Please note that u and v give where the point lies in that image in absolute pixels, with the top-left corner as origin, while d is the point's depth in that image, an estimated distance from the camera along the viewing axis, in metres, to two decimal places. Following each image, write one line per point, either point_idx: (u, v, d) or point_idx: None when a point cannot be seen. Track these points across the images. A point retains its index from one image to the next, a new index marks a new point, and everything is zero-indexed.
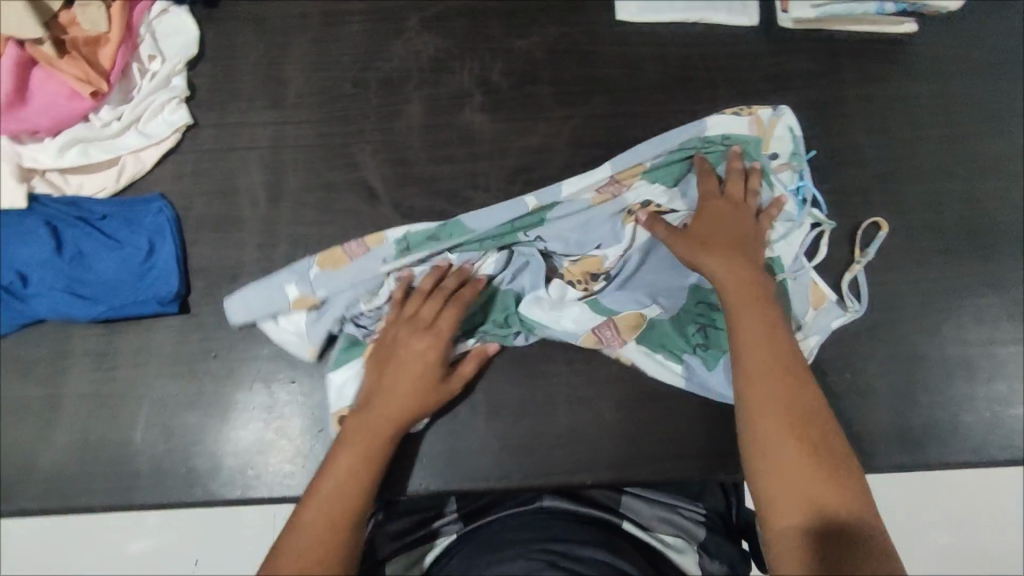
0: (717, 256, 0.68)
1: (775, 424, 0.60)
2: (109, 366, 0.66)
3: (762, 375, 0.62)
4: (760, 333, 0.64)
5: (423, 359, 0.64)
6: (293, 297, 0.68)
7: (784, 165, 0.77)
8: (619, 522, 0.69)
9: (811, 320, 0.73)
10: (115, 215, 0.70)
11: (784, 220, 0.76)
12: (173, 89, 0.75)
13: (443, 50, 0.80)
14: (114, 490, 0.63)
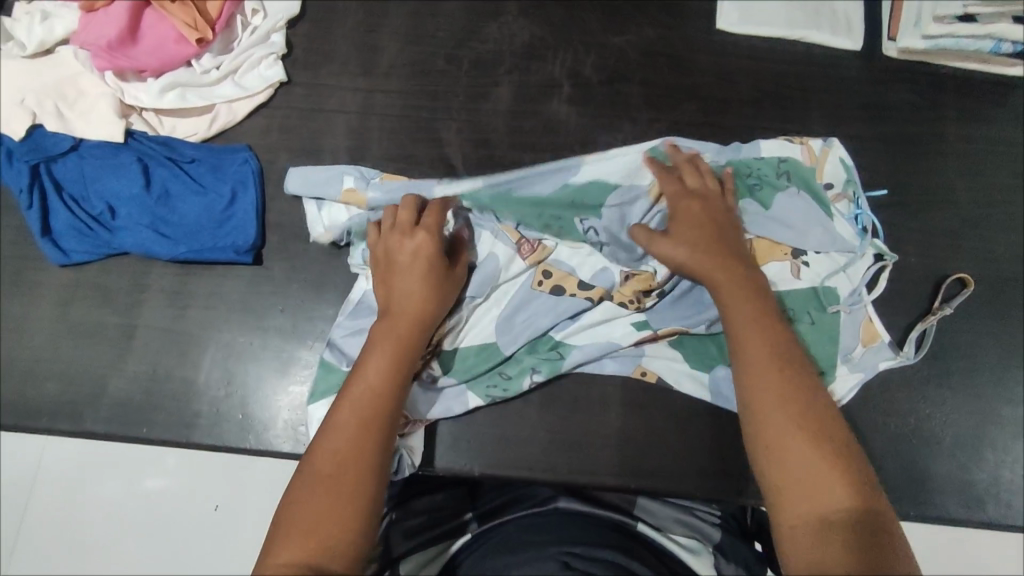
0: (701, 256, 0.63)
1: (772, 406, 0.55)
2: (182, 305, 0.69)
3: (757, 377, 0.56)
4: (754, 334, 0.58)
5: (415, 255, 0.63)
6: (344, 188, 0.69)
7: (841, 194, 0.73)
8: (634, 522, 0.65)
9: (857, 357, 0.69)
10: (203, 160, 0.72)
11: (844, 250, 0.71)
12: (272, 45, 0.76)
13: (537, 37, 0.79)
14: (173, 424, 0.66)
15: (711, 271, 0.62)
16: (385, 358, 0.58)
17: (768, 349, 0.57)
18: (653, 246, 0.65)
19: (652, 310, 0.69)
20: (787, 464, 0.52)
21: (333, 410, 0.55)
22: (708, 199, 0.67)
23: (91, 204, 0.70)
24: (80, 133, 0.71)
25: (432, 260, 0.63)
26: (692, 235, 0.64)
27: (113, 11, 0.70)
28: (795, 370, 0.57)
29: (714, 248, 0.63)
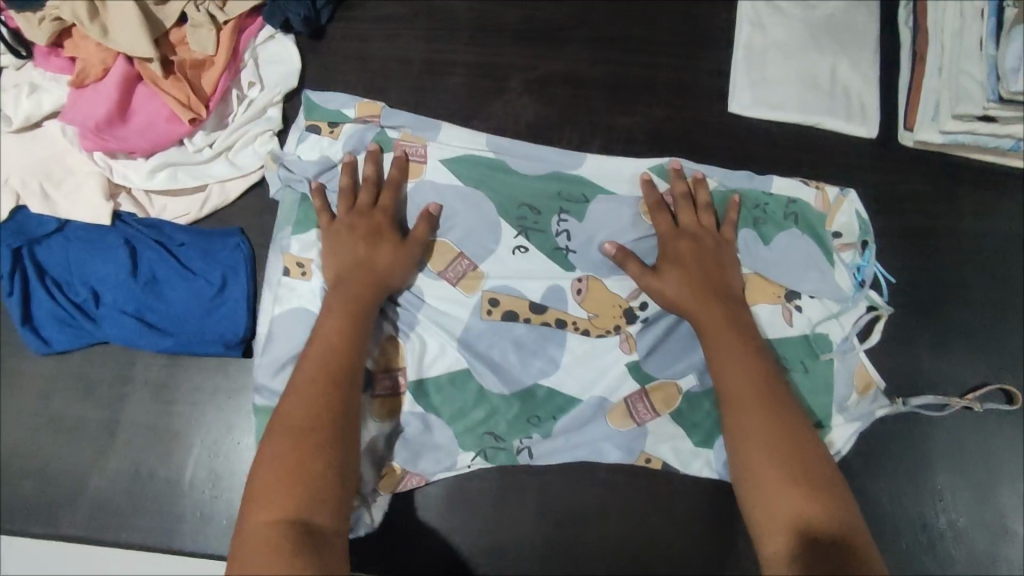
0: (688, 292, 0.63)
1: (754, 431, 0.55)
2: (168, 399, 0.66)
3: (739, 407, 0.56)
4: (730, 356, 0.59)
5: (376, 233, 0.63)
6: (360, 106, 0.72)
7: (847, 245, 0.72)
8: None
9: (853, 405, 0.68)
10: (193, 244, 0.69)
11: (837, 299, 0.70)
12: (268, 121, 0.74)
13: (541, 116, 0.77)
14: (157, 528, 0.63)
15: (695, 305, 0.62)
16: (344, 324, 0.58)
17: (744, 364, 0.59)
18: (646, 284, 0.64)
19: (649, 354, 0.66)
20: (755, 468, 0.53)
21: (299, 380, 0.54)
22: (700, 233, 0.66)
23: (75, 290, 0.67)
24: (65, 215, 0.68)
25: (390, 233, 0.63)
26: (679, 272, 0.63)
27: (104, 89, 0.68)
28: (763, 375, 0.58)
29: (702, 284, 0.63)
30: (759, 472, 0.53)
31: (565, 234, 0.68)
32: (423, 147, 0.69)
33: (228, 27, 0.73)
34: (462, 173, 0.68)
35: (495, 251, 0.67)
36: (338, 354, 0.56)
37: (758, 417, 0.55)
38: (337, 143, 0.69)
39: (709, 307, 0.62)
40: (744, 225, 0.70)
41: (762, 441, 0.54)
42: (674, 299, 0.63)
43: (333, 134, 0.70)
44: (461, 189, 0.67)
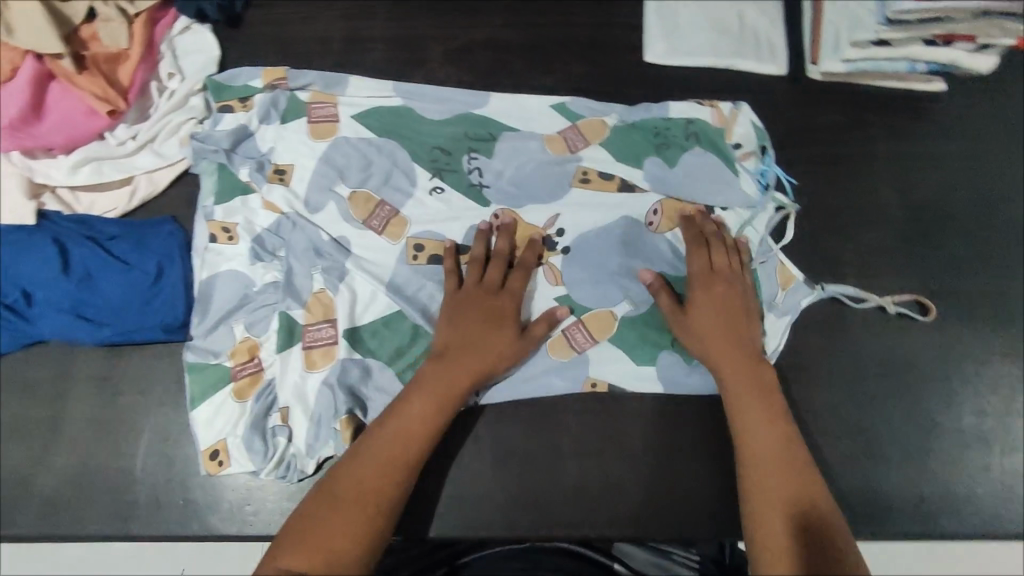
0: (716, 338, 0.66)
1: (773, 478, 0.59)
2: (112, 391, 0.66)
3: (757, 453, 0.61)
4: (755, 411, 0.63)
5: (454, 304, 0.67)
6: (262, 73, 0.75)
7: (747, 153, 0.77)
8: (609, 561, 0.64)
9: (780, 301, 0.73)
10: (124, 236, 0.69)
11: (748, 206, 0.75)
12: (191, 109, 0.74)
13: (465, 83, 0.79)
14: (112, 518, 0.63)
15: (726, 357, 0.66)
16: (424, 408, 0.61)
17: (769, 419, 0.63)
18: (674, 316, 0.68)
19: (573, 284, 0.71)
20: (760, 507, 0.58)
21: (363, 453, 0.59)
22: (732, 280, 0.69)
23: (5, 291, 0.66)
24: None
25: (472, 311, 0.66)
26: (709, 318, 0.67)
27: (16, 88, 0.68)
28: (785, 433, 0.62)
29: (733, 339, 0.66)
30: (763, 510, 0.58)
31: (478, 171, 0.74)
32: (333, 106, 0.75)
33: (140, 19, 0.73)
34: (373, 126, 0.75)
35: (413, 194, 0.73)
36: (409, 432, 0.60)
37: (778, 468, 0.60)
38: (252, 114, 0.73)
39: (739, 357, 0.66)
40: (653, 150, 0.76)
41: (776, 486, 0.59)
42: (703, 342, 0.67)
43: (247, 108, 0.74)
44: (373, 143, 0.74)
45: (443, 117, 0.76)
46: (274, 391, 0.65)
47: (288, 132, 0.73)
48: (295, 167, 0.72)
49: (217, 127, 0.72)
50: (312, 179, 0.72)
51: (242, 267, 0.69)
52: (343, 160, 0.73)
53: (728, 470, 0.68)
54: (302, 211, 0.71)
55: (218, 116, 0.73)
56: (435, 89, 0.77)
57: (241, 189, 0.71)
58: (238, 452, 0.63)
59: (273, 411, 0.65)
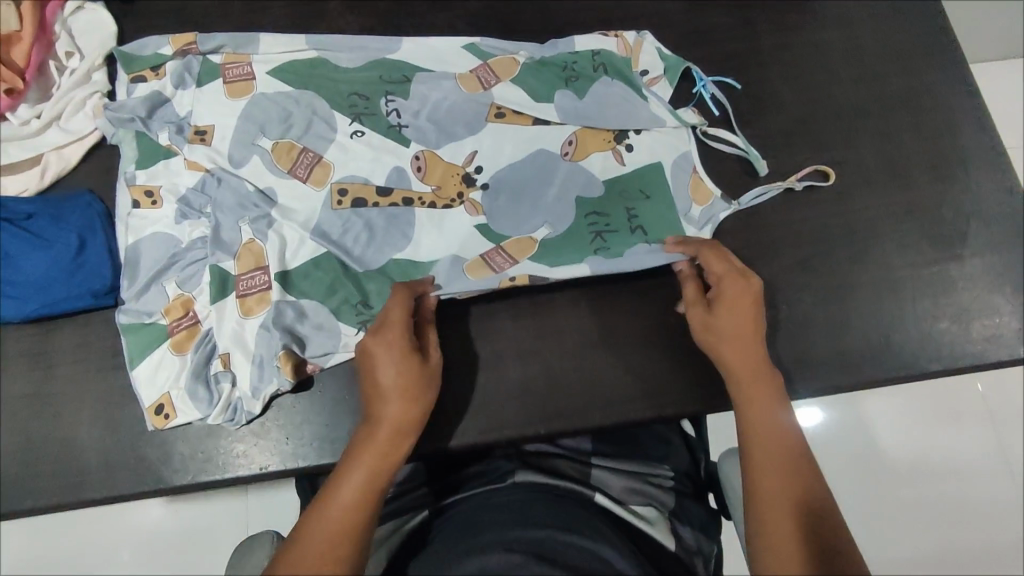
0: (735, 348, 0.62)
1: (780, 508, 0.53)
2: (48, 365, 0.66)
3: (768, 475, 0.55)
4: (768, 429, 0.57)
5: (369, 370, 0.58)
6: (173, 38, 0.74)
7: (653, 78, 0.79)
8: (591, 494, 0.68)
9: (696, 216, 0.75)
10: (40, 214, 0.69)
11: (660, 126, 0.77)
12: (94, 84, 0.74)
13: (368, 29, 0.80)
14: (60, 489, 0.62)
15: (741, 364, 0.61)
16: (359, 485, 0.53)
17: (783, 439, 0.57)
18: (693, 308, 0.65)
19: (493, 215, 0.73)
20: (772, 505, 0.53)
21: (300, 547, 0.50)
22: (736, 279, 0.64)
23: None
24: None
25: (385, 368, 0.58)
26: (727, 323, 0.63)
27: None
28: (799, 454, 0.56)
29: (746, 348, 0.62)
30: (777, 516, 0.52)
31: (396, 113, 0.75)
32: (246, 65, 0.74)
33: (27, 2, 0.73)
34: (291, 80, 0.74)
35: (334, 139, 0.73)
36: (349, 512, 0.52)
37: (785, 495, 0.53)
38: (166, 80, 0.73)
39: (746, 357, 0.61)
40: (564, 84, 0.77)
41: (784, 485, 0.54)
42: (717, 347, 0.62)
43: (159, 75, 0.73)
44: (292, 96, 0.73)
45: (358, 63, 0.76)
46: (212, 340, 0.66)
47: (202, 95, 0.72)
48: (215, 126, 0.72)
49: (130, 98, 0.72)
50: (232, 137, 0.72)
51: (168, 227, 0.69)
52: (257, 124, 0.72)
53: (665, 351, 0.69)
54: (226, 168, 0.70)
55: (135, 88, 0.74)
56: (347, 39, 0.77)
57: (162, 153, 0.71)
58: (183, 403, 0.64)
59: (214, 359, 0.66)
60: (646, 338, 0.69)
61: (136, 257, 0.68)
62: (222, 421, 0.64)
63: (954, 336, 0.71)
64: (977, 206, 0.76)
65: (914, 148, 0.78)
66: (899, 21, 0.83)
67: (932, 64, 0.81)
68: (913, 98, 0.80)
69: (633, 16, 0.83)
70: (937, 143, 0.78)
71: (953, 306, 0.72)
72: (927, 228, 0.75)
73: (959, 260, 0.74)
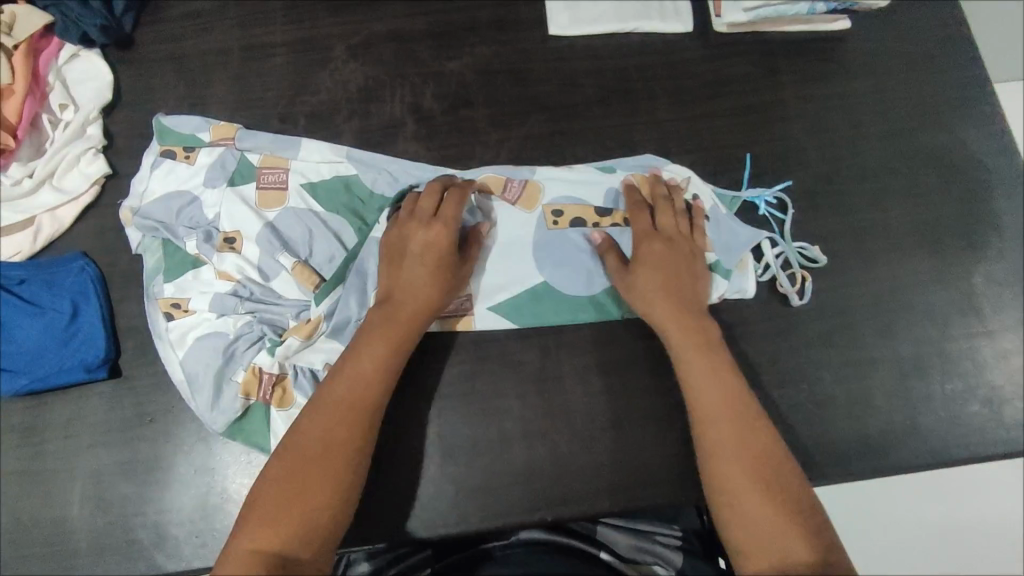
0: (663, 283, 0.65)
1: (725, 427, 0.58)
2: (40, 440, 0.64)
3: (696, 378, 0.61)
4: (697, 361, 0.61)
5: (409, 238, 0.63)
6: (210, 133, 0.71)
7: (683, 180, 0.74)
8: (595, 550, 0.65)
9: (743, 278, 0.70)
10: (34, 278, 0.67)
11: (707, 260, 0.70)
12: (88, 139, 0.71)
13: (372, 78, 0.76)
14: (51, 572, 0.60)
15: (673, 319, 0.63)
16: (378, 355, 0.58)
17: (715, 375, 0.60)
18: (617, 276, 0.67)
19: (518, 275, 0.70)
20: (733, 472, 0.56)
21: (317, 410, 0.56)
22: (674, 230, 0.68)
23: None
24: None
25: (427, 244, 0.62)
26: (649, 276, 0.65)
27: None
28: (736, 386, 0.60)
29: (676, 291, 0.64)
30: (738, 485, 0.55)
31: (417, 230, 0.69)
32: (283, 172, 0.69)
33: (21, 51, 0.71)
34: (323, 199, 0.69)
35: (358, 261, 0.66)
36: (368, 378, 0.57)
37: (729, 422, 0.58)
38: (198, 172, 0.69)
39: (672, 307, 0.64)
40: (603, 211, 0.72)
41: (736, 455, 0.56)
42: (647, 305, 0.64)
43: (190, 158, 0.69)
44: (321, 217, 0.68)
45: (389, 191, 0.71)
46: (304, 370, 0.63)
47: (231, 198, 0.67)
48: (241, 232, 0.66)
49: (154, 199, 0.68)
50: (257, 242, 0.66)
51: (209, 325, 0.65)
52: (282, 240, 0.66)
53: (679, 433, 0.66)
54: (254, 280, 0.65)
55: (143, 149, 0.72)
56: (386, 159, 0.71)
57: (190, 263, 0.67)
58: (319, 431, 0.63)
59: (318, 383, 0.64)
60: (660, 419, 0.66)
61: (189, 366, 0.64)
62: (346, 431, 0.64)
63: (983, 419, 0.68)
64: (1010, 276, 0.72)
65: (946, 213, 0.74)
66: (932, 73, 0.78)
67: (966, 120, 0.77)
68: (946, 157, 0.76)
69: (651, 66, 0.79)
70: (971, 208, 0.74)
71: (983, 385, 0.69)
72: (957, 299, 0.71)
73: (990, 335, 0.70)
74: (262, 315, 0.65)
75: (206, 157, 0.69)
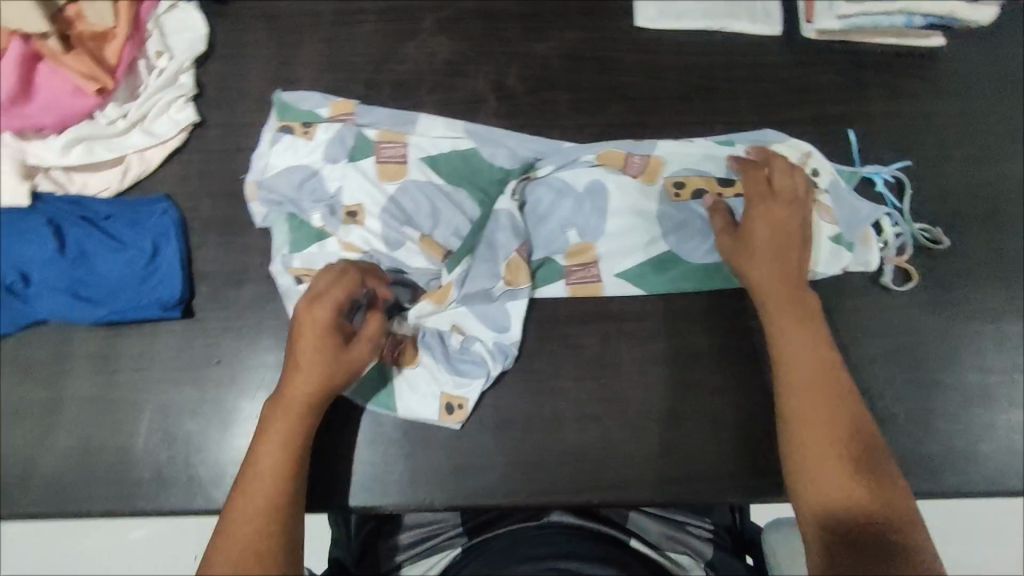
0: (766, 250, 0.65)
1: (812, 396, 0.59)
2: (112, 370, 0.66)
3: (789, 346, 0.62)
4: (792, 328, 0.63)
5: (305, 331, 0.58)
6: (328, 108, 0.73)
7: (805, 155, 0.74)
8: (627, 538, 0.67)
9: (867, 251, 0.71)
10: (119, 215, 0.69)
11: (831, 236, 0.71)
12: (180, 87, 0.73)
13: (457, 53, 0.77)
14: (114, 497, 0.63)
15: (771, 288, 0.64)
16: (280, 445, 0.57)
17: (805, 345, 0.62)
18: (723, 242, 0.68)
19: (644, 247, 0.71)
20: (820, 433, 0.58)
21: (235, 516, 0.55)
22: (787, 200, 0.67)
23: None
24: None
25: (326, 334, 0.58)
26: (761, 243, 0.65)
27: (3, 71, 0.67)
28: (828, 358, 0.61)
29: (780, 259, 0.65)
30: (825, 445, 0.57)
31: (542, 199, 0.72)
32: (402, 146, 0.71)
33: None
34: (444, 173, 0.71)
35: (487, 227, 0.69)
36: (272, 470, 0.57)
37: (818, 393, 0.59)
38: (317, 147, 0.70)
39: (770, 273, 0.65)
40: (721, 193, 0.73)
41: (820, 424, 0.58)
42: (745, 269, 0.65)
43: (308, 133, 0.71)
44: (446, 192, 0.70)
45: (511, 166, 0.72)
46: (434, 330, 0.68)
47: (354, 173, 0.69)
48: (364, 206, 0.68)
49: (276, 172, 0.70)
50: (383, 216, 0.68)
51: None
52: (407, 213, 0.69)
53: (733, 433, 0.66)
54: (382, 251, 0.68)
55: (232, 101, 0.74)
56: (501, 134, 0.73)
57: (315, 236, 0.68)
58: (457, 387, 0.65)
59: (448, 340, 0.68)
60: (715, 416, 0.66)
61: None
62: (480, 383, 0.65)
63: None
64: None
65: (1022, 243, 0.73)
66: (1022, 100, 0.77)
67: None
68: None
69: (736, 66, 0.78)
70: None
71: None
72: None
73: None
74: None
75: (325, 131, 0.71)
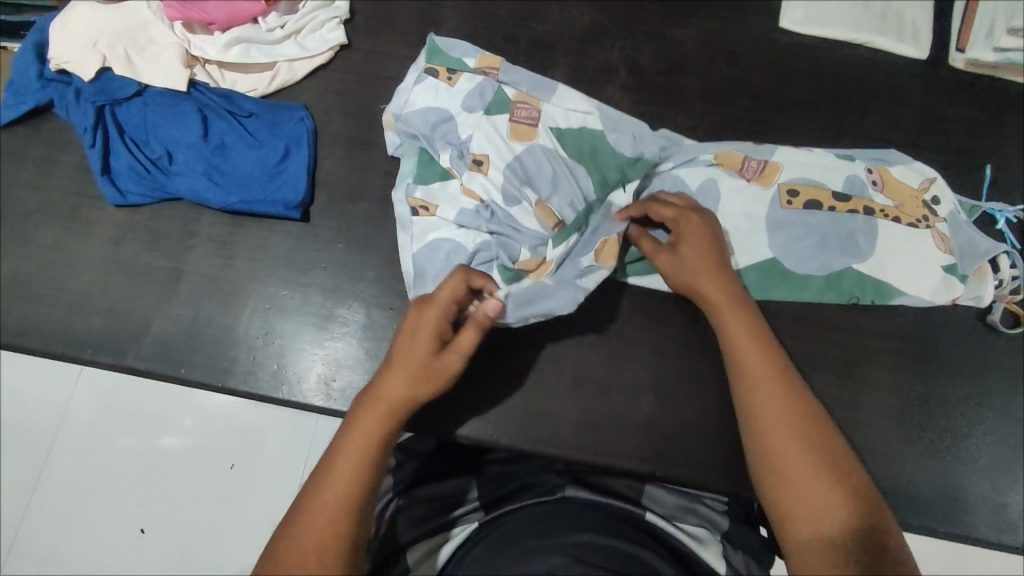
0: (699, 257, 0.62)
1: (774, 398, 0.54)
2: (229, 255, 0.71)
3: (747, 354, 0.57)
4: (741, 332, 0.58)
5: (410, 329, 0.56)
6: (475, 59, 0.74)
7: (928, 180, 0.73)
8: (642, 512, 0.60)
9: (980, 285, 0.69)
10: (260, 115, 0.73)
11: (946, 265, 0.69)
12: (335, 9, 0.77)
13: (598, 23, 0.78)
14: (210, 370, 0.67)
15: (715, 289, 0.61)
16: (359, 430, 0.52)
17: (758, 348, 0.57)
18: (661, 258, 0.64)
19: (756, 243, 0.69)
20: (776, 442, 0.52)
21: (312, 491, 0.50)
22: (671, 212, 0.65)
23: (151, 149, 0.72)
24: (147, 80, 0.72)
25: (429, 333, 0.55)
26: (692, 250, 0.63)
27: None
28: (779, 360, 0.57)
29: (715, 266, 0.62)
30: (784, 452, 0.52)
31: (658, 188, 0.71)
32: (537, 110, 0.71)
33: None
34: (569, 144, 0.71)
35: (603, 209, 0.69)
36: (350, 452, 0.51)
37: (778, 398, 0.54)
38: (457, 94, 0.71)
39: (721, 287, 0.61)
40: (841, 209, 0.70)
41: (787, 427, 0.53)
42: (694, 278, 0.62)
43: (451, 80, 0.72)
44: (569, 165, 0.70)
45: (634, 152, 0.72)
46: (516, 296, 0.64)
47: (488, 125, 0.69)
48: (490, 158, 0.68)
49: (410, 108, 0.71)
50: (507, 171, 0.68)
51: (447, 234, 0.67)
52: (530, 176, 0.69)
53: None
54: (499, 203, 0.67)
55: (378, 31, 0.78)
56: (625, 117, 0.74)
57: (440, 174, 0.69)
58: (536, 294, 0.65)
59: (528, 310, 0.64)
60: None
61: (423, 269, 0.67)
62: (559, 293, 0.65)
63: None
64: None
65: None
66: None
67: None
68: None
69: (875, 82, 0.77)
70: None
71: None
72: None
73: None
74: (503, 240, 0.66)
75: (468, 81, 0.72)
